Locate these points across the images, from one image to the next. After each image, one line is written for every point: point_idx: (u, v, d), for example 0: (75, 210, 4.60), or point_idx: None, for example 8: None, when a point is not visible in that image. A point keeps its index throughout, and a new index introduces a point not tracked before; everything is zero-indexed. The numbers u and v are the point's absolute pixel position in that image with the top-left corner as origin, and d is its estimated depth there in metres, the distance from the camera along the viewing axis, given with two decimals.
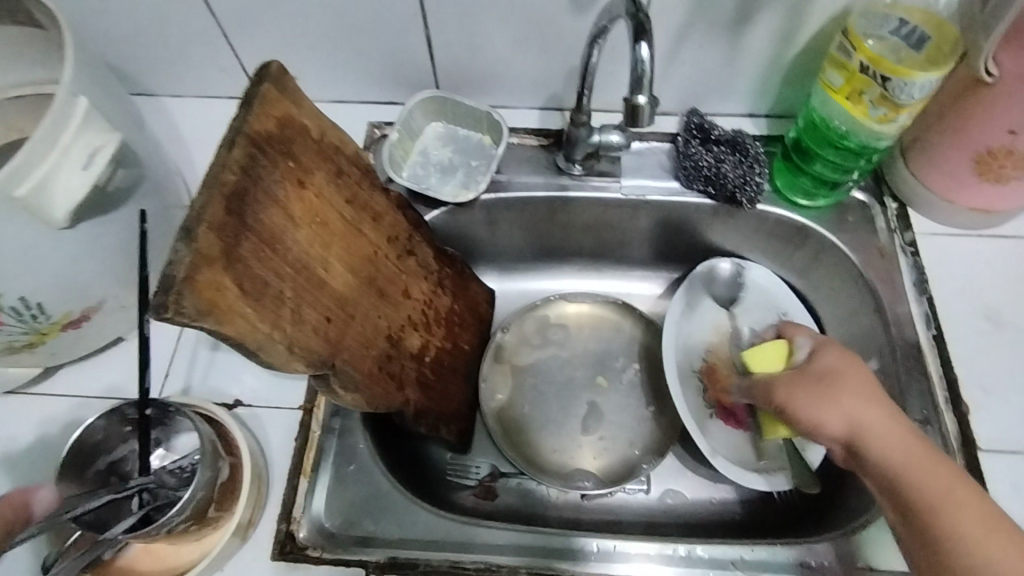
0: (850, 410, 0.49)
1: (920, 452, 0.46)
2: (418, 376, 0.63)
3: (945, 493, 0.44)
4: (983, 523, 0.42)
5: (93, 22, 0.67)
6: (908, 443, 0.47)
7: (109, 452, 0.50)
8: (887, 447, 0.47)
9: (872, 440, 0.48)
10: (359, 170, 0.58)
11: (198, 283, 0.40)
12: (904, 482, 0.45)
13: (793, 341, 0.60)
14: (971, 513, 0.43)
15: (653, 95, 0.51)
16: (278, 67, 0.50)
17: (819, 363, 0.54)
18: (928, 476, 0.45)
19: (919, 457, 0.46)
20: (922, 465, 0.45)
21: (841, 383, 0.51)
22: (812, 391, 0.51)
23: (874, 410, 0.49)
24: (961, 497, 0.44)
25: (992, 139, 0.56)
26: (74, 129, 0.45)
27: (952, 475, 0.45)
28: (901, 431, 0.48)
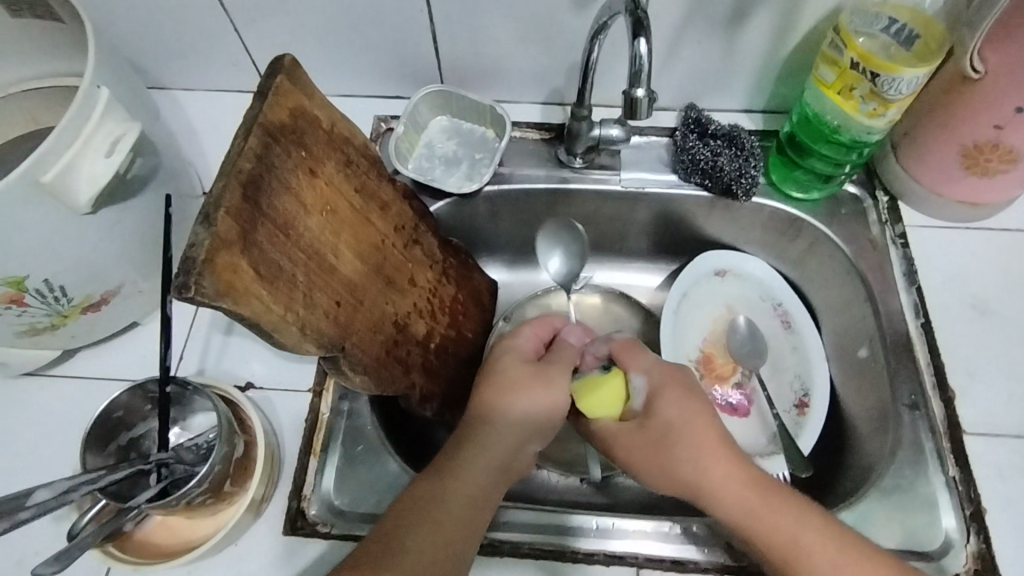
0: (688, 472, 0.52)
1: (765, 503, 0.50)
2: (423, 362, 0.65)
3: (794, 542, 0.48)
4: (838, 555, 0.47)
5: (108, 16, 0.69)
6: (757, 494, 0.50)
7: (130, 428, 0.52)
8: (736, 509, 0.50)
9: (720, 503, 0.50)
10: (367, 161, 0.60)
11: (217, 265, 0.43)
12: (762, 540, 0.49)
13: (629, 380, 0.56)
14: (822, 552, 0.47)
15: (652, 89, 0.53)
16: (291, 60, 0.52)
17: (659, 420, 0.54)
18: (774, 528, 0.48)
19: (765, 509, 0.49)
20: (768, 518, 0.49)
21: (675, 451, 0.52)
22: (655, 453, 0.53)
23: (709, 464, 0.51)
24: (808, 540, 0.48)
25: (978, 134, 0.58)
26: (97, 118, 0.47)
27: (787, 515, 0.49)
28: (740, 480, 0.51)
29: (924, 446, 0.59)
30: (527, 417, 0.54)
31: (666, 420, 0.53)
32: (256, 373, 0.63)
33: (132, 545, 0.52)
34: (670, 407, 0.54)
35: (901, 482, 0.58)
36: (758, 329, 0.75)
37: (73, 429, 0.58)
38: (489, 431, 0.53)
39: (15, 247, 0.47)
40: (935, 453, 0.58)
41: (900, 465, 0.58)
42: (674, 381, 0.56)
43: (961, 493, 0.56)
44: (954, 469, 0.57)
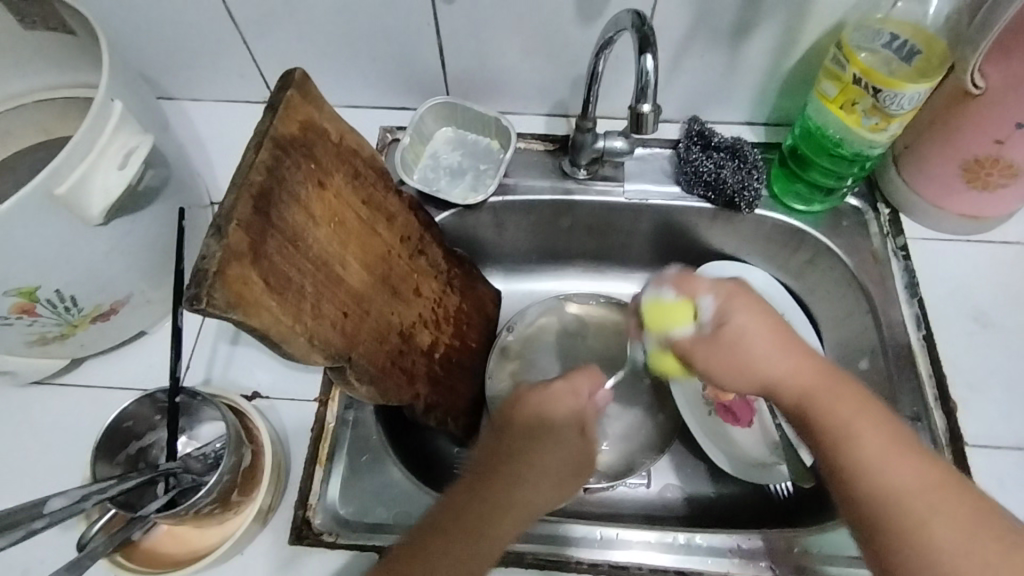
0: (767, 360, 0.52)
1: (834, 383, 0.51)
2: (428, 371, 0.66)
3: (854, 425, 0.48)
4: (890, 448, 0.47)
5: (118, 28, 0.70)
6: (823, 377, 0.51)
7: (139, 437, 0.53)
8: (799, 390, 0.51)
9: (791, 385, 0.52)
10: (374, 172, 0.60)
11: (228, 277, 0.43)
12: (816, 419, 0.50)
13: (697, 303, 0.56)
14: (876, 439, 0.47)
15: (658, 103, 0.54)
16: (301, 74, 0.52)
17: (733, 329, 0.53)
18: (837, 409, 0.49)
19: (831, 392, 0.50)
20: (834, 399, 0.50)
21: (756, 334, 0.53)
22: (720, 340, 0.54)
23: (784, 356, 0.52)
24: (868, 428, 0.48)
25: (979, 148, 0.59)
26: (110, 131, 0.48)
27: (862, 411, 0.49)
28: (807, 366, 0.52)
29: None
30: (555, 488, 0.53)
31: (747, 319, 0.53)
32: (262, 383, 0.63)
33: (138, 554, 0.52)
34: (753, 318, 0.53)
35: None
36: None
37: (81, 437, 0.58)
38: (522, 483, 0.52)
39: (28, 258, 0.47)
40: None
41: None
42: (750, 301, 0.54)
43: None
44: None
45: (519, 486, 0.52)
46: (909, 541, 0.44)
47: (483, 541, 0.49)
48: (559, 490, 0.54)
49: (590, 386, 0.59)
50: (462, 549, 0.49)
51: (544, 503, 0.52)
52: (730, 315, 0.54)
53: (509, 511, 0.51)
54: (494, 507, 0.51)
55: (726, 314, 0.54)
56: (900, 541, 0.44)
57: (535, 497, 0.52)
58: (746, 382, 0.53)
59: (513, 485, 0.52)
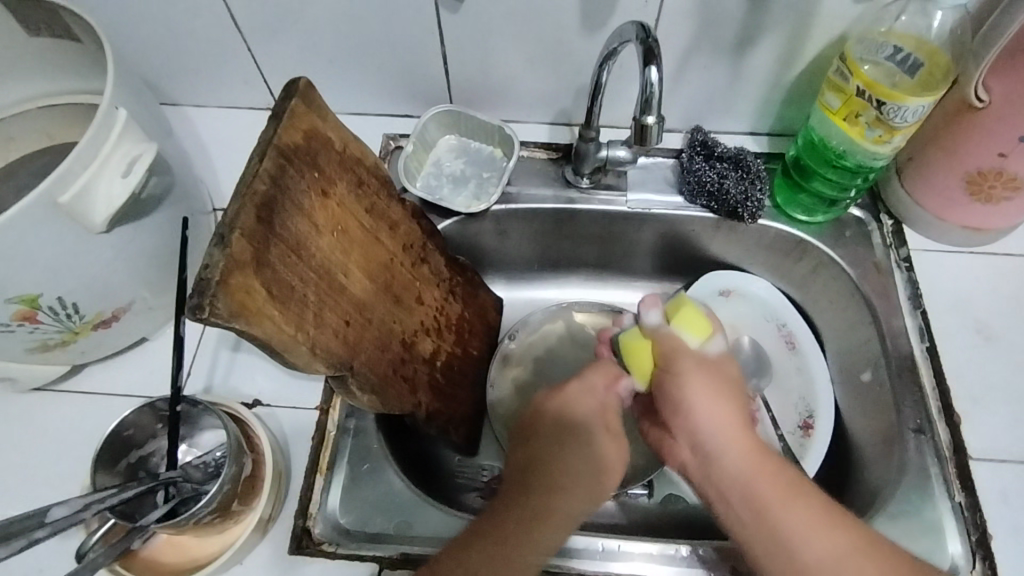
0: (713, 408, 0.54)
1: (762, 456, 0.52)
2: (429, 380, 0.65)
3: (780, 496, 0.50)
4: (812, 523, 0.49)
5: (123, 35, 0.70)
6: (751, 444, 0.53)
7: (139, 446, 0.52)
8: (737, 449, 0.53)
9: (724, 441, 0.53)
10: (377, 180, 0.60)
11: (231, 286, 0.43)
12: (742, 484, 0.51)
13: (712, 335, 0.60)
14: (802, 509, 0.49)
15: (662, 115, 0.54)
16: (305, 83, 0.52)
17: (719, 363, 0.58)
18: (764, 478, 0.51)
19: (758, 462, 0.52)
20: (766, 467, 0.52)
21: (717, 382, 0.56)
22: (689, 374, 0.56)
23: (726, 407, 0.55)
24: (792, 500, 0.50)
25: (982, 161, 0.59)
26: (114, 139, 0.48)
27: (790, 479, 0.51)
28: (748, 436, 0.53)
29: (930, 471, 0.59)
30: (590, 490, 0.55)
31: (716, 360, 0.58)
32: (263, 391, 0.63)
33: (137, 564, 0.51)
34: (726, 366, 0.59)
35: (908, 506, 0.57)
36: (763, 350, 0.75)
37: (81, 444, 0.58)
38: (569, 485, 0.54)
39: (30, 265, 0.47)
40: (941, 479, 0.58)
41: (906, 490, 0.58)
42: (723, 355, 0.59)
43: (967, 520, 0.56)
44: (960, 495, 0.57)
45: (569, 489, 0.54)
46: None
47: (524, 545, 0.51)
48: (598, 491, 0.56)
49: (606, 381, 0.60)
50: (510, 553, 0.50)
51: (582, 508, 0.54)
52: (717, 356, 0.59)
53: (560, 512, 0.53)
54: (545, 507, 0.53)
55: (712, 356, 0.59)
56: None
57: (578, 500, 0.54)
58: (688, 424, 0.55)
59: (562, 489, 0.54)
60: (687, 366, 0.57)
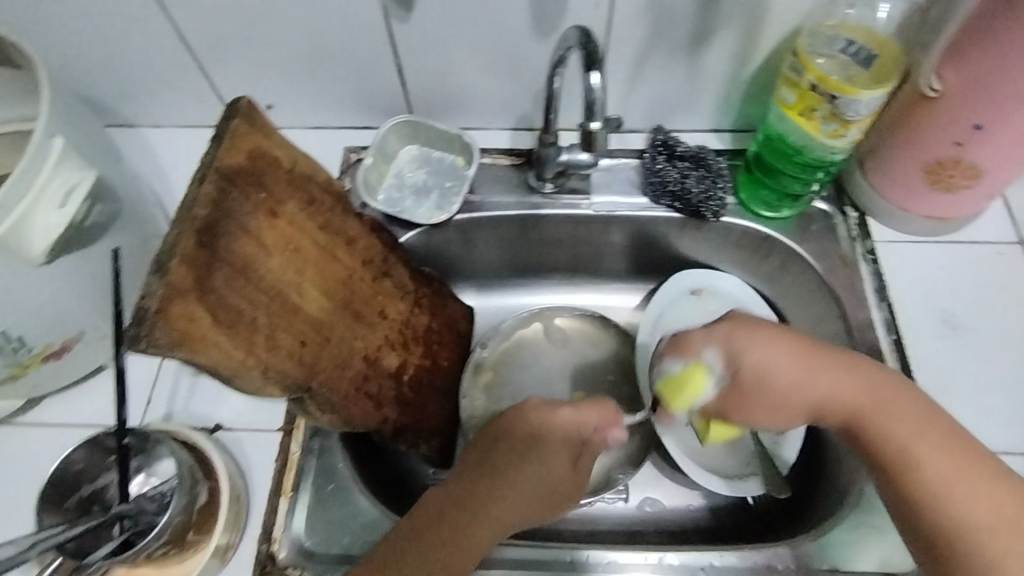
0: (819, 381, 0.53)
1: (884, 397, 0.52)
2: (396, 395, 0.64)
3: (912, 452, 0.49)
4: (957, 469, 0.48)
5: (71, 58, 0.69)
6: (879, 393, 0.52)
7: (92, 481, 0.53)
8: (853, 403, 0.52)
9: (837, 397, 0.52)
10: (331, 197, 0.59)
11: (171, 315, 0.42)
12: (875, 435, 0.51)
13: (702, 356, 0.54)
14: (934, 448, 0.49)
15: (607, 120, 0.56)
16: (247, 102, 0.51)
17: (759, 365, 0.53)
18: (892, 437, 0.50)
19: (881, 407, 0.51)
20: (887, 412, 0.51)
21: (796, 356, 0.53)
22: (750, 373, 0.53)
23: (824, 372, 0.53)
24: (923, 443, 0.49)
25: (940, 150, 0.58)
26: (49, 168, 0.47)
27: (923, 429, 0.50)
28: (865, 389, 0.52)
29: None
30: (526, 509, 0.56)
31: (766, 352, 0.53)
32: (225, 415, 0.62)
33: None
34: (776, 354, 0.53)
35: None
36: None
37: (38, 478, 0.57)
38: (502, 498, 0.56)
39: None
40: None
41: None
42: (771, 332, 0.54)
43: None
44: None
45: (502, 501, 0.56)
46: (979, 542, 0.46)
47: (462, 546, 0.53)
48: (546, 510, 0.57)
49: (599, 421, 0.58)
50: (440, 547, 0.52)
51: (518, 521, 0.56)
52: (743, 356, 0.53)
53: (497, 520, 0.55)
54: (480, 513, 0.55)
55: (746, 361, 0.53)
56: (956, 559, 0.47)
57: (506, 515, 0.55)
58: (781, 408, 0.54)
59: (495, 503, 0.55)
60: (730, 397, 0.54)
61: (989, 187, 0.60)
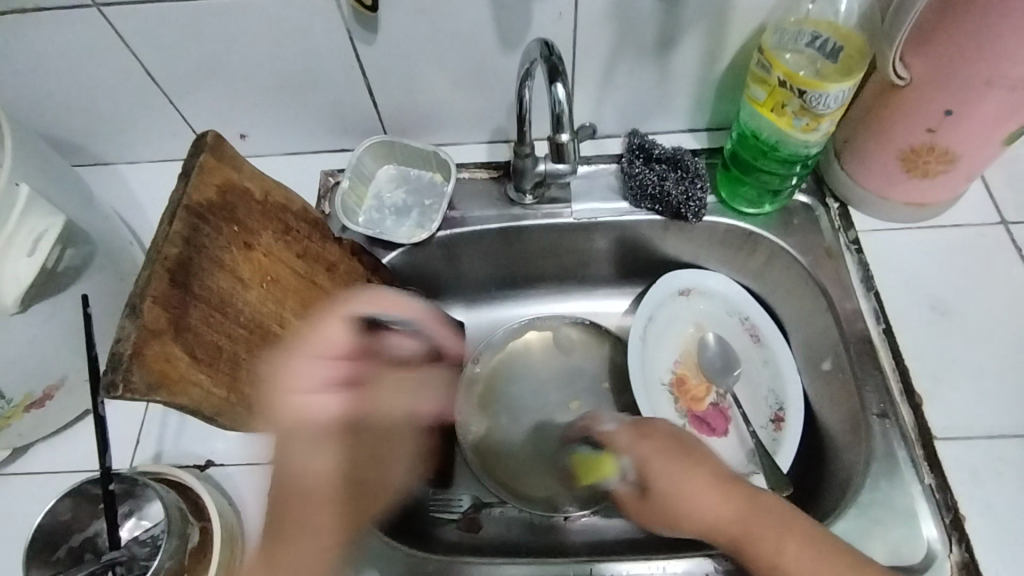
0: (693, 509, 0.53)
1: (744, 522, 0.52)
2: (390, 418, 0.63)
3: (779, 554, 0.51)
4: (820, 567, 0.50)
5: (39, 103, 0.69)
6: (745, 518, 0.53)
7: (81, 530, 0.53)
8: (733, 534, 0.53)
9: (715, 527, 0.53)
10: (309, 224, 0.58)
11: (147, 357, 0.42)
12: (748, 559, 0.52)
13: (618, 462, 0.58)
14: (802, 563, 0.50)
15: (574, 131, 0.59)
16: (215, 136, 0.51)
17: (657, 486, 0.54)
18: (762, 545, 0.51)
19: (747, 528, 0.52)
20: (762, 537, 0.52)
21: (680, 494, 0.53)
22: (647, 513, 0.55)
23: (696, 501, 0.53)
24: (790, 557, 0.51)
25: (913, 138, 0.58)
26: (17, 218, 0.47)
27: (784, 531, 0.51)
28: (726, 504, 0.53)
29: (898, 454, 0.58)
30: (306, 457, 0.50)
31: (668, 477, 0.54)
32: (216, 450, 0.61)
33: None
34: (656, 460, 0.55)
35: (878, 495, 0.57)
36: (727, 346, 0.74)
37: (26, 529, 0.57)
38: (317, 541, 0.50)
39: None
40: (910, 462, 0.57)
41: (875, 477, 0.57)
42: (658, 445, 0.55)
43: (939, 501, 0.55)
44: (929, 476, 0.56)
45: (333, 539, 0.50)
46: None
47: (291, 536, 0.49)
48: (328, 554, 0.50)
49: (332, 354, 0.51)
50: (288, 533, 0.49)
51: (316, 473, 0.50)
52: (656, 478, 0.54)
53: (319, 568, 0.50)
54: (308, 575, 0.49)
55: (665, 481, 0.54)
56: None
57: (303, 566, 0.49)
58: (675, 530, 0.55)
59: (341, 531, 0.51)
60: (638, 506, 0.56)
61: (966, 169, 0.60)
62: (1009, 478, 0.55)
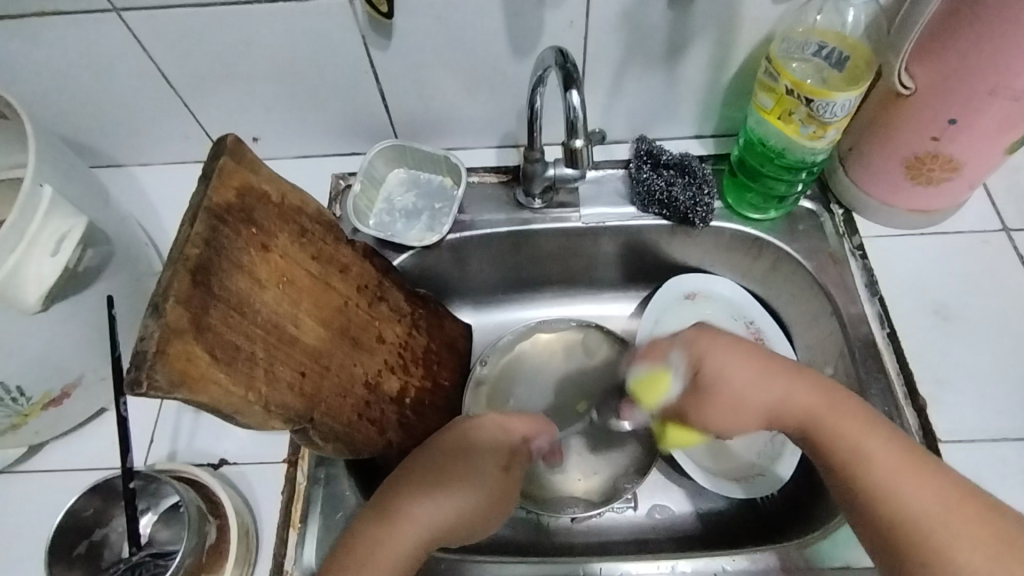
0: (762, 385, 0.54)
1: (839, 411, 0.52)
2: (399, 418, 0.64)
3: (864, 446, 0.50)
4: (905, 470, 0.48)
5: (55, 104, 0.70)
6: (832, 405, 0.52)
7: (101, 525, 0.55)
8: (814, 422, 0.52)
9: (803, 410, 0.53)
10: (322, 227, 0.60)
11: (170, 355, 0.42)
12: (832, 446, 0.51)
13: (670, 364, 0.58)
14: (889, 457, 0.49)
15: (588, 135, 0.59)
16: (234, 140, 0.52)
17: (734, 359, 0.54)
18: (843, 436, 0.51)
19: (842, 414, 0.51)
20: (847, 425, 0.51)
21: (748, 374, 0.54)
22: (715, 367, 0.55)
23: (768, 378, 0.54)
24: (874, 450, 0.49)
25: (918, 145, 0.59)
26: (40, 219, 0.49)
27: (868, 430, 0.50)
28: (815, 395, 0.53)
29: None
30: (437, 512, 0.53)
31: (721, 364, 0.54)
32: (229, 449, 0.62)
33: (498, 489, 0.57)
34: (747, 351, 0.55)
35: None
36: None
37: (39, 526, 0.57)
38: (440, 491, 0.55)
39: None
40: None
41: None
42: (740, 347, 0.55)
43: None
44: None
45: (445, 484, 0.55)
46: (916, 552, 0.46)
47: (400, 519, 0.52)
48: (491, 512, 0.56)
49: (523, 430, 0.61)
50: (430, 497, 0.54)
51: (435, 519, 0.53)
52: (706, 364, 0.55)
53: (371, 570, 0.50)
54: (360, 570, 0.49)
55: (709, 357, 0.55)
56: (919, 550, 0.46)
57: (428, 517, 0.53)
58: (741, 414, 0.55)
59: (477, 483, 0.56)
60: (715, 365, 0.55)
61: (970, 177, 0.61)
62: (1014, 481, 0.56)
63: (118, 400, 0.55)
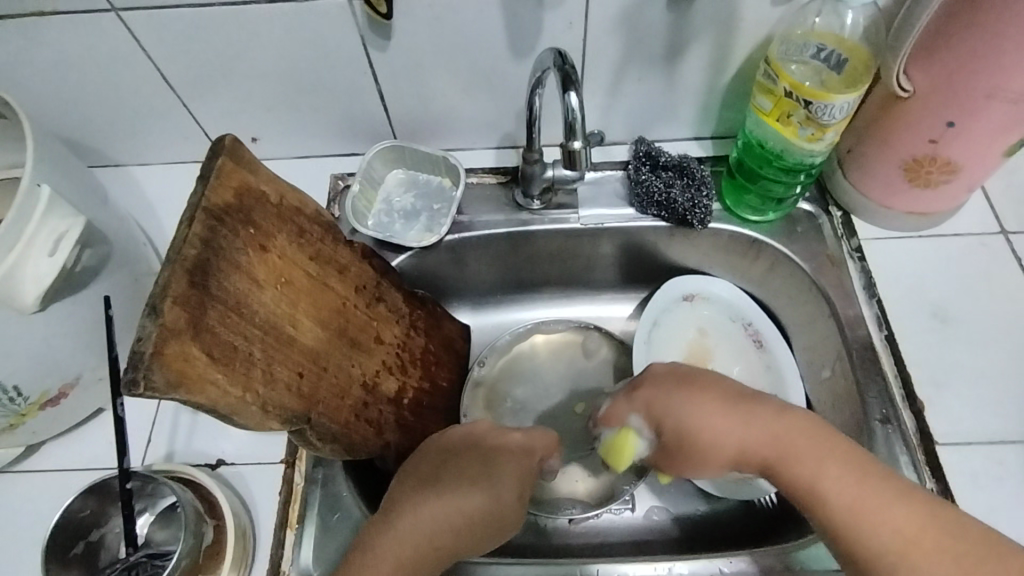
0: (720, 423, 0.53)
1: (803, 443, 0.50)
2: (398, 419, 0.64)
3: (818, 478, 0.49)
4: (872, 501, 0.47)
5: (53, 104, 0.70)
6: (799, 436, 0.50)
7: (99, 525, 0.55)
8: (768, 456, 0.51)
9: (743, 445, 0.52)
10: (320, 227, 0.60)
11: (167, 356, 0.42)
12: (791, 480, 0.50)
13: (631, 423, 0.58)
14: (854, 488, 0.47)
15: (587, 137, 0.59)
16: (233, 140, 0.52)
17: (690, 399, 0.55)
18: (805, 471, 0.49)
19: (794, 446, 0.50)
20: (802, 456, 0.50)
21: (709, 409, 0.54)
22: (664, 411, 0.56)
23: (699, 414, 0.54)
24: (836, 482, 0.48)
25: (916, 148, 0.59)
26: (38, 219, 0.48)
27: (829, 459, 0.49)
28: (779, 425, 0.51)
29: (900, 459, 0.59)
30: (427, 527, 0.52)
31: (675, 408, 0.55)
32: (227, 450, 0.62)
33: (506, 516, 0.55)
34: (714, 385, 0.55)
35: None
36: (730, 350, 0.75)
37: (36, 527, 0.57)
38: (448, 495, 0.54)
39: None
40: (912, 466, 0.58)
41: None
42: (690, 385, 0.55)
43: None
44: (931, 481, 0.57)
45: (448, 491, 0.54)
46: None
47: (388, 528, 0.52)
48: (499, 532, 0.55)
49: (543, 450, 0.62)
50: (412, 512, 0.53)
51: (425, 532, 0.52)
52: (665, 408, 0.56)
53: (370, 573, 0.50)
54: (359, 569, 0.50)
55: (671, 399, 0.56)
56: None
57: (427, 524, 0.52)
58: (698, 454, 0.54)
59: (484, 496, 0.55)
60: (665, 407, 0.56)
61: (967, 180, 0.62)
62: (1010, 483, 0.56)
63: (116, 400, 0.55)
